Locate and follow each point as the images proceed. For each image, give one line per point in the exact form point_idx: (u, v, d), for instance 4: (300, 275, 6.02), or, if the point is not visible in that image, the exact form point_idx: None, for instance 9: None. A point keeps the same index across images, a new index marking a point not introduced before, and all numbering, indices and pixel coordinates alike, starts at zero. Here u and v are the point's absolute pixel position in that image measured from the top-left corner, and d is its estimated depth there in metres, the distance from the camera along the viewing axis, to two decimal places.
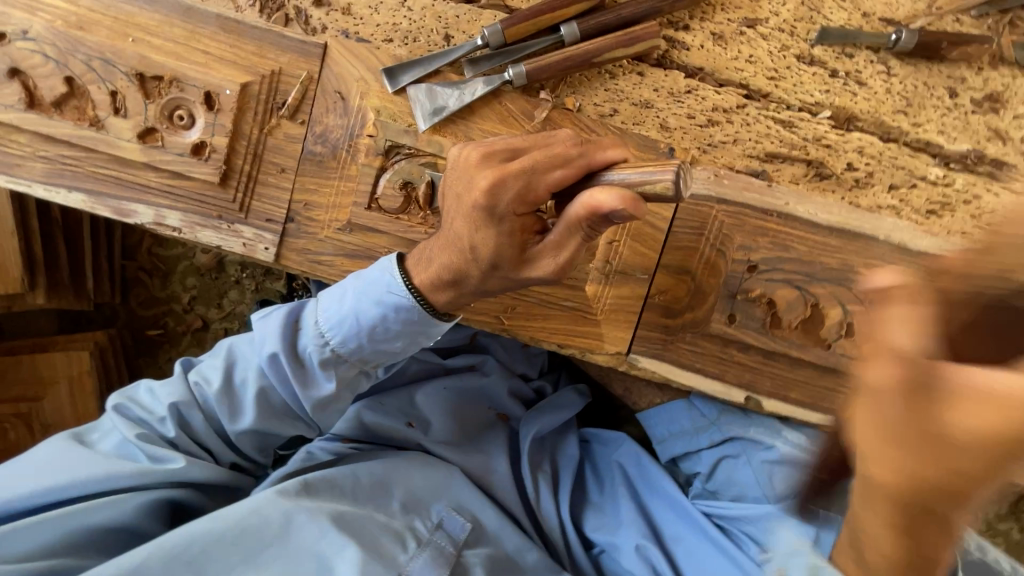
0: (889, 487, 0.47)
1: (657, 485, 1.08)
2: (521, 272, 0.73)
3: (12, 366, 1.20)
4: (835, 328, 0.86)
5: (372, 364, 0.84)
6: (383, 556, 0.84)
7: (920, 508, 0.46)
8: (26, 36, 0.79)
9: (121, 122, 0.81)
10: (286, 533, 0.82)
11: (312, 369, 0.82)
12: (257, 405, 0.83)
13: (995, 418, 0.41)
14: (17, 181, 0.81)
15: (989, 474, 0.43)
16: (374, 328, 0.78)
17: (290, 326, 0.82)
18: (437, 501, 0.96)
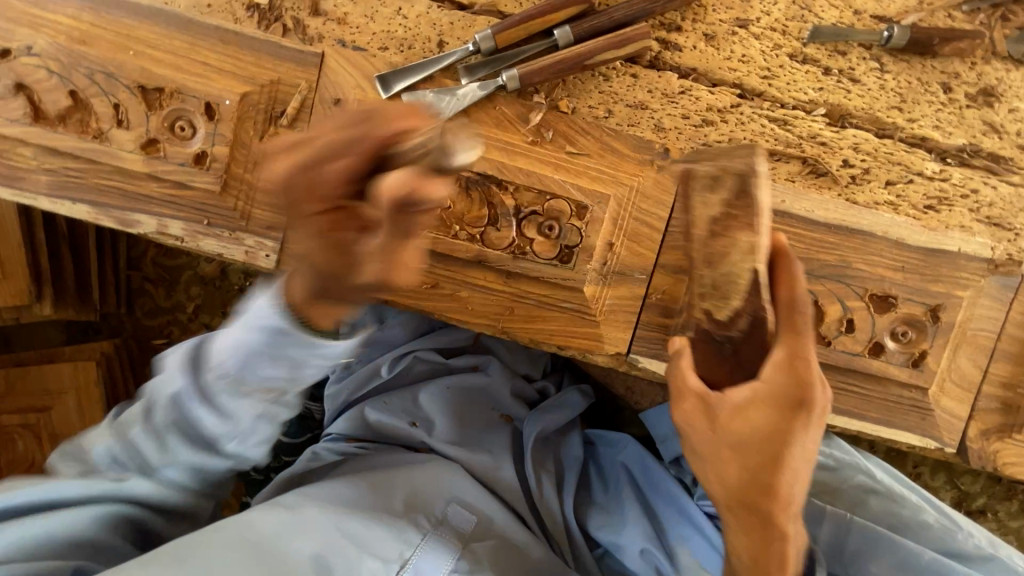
0: (725, 491, 0.76)
1: (661, 485, 1.07)
2: (349, 278, 0.70)
3: (20, 377, 1.22)
4: (835, 324, 0.86)
5: (276, 391, 0.80)
6: (382, 554, 0.87)
7: (746, 504, 0.75)
8: (29, 52, 0.80)
9: (123, 134, 0.82)
10: (288, 532, 0.84)
11: (216, 405, 0.79)
12: (173, 447, 0.82)
13: (766, 414, 0.71)
14: (23, 194, 0.83)
15: (775, 466, 0.72)
16: (264, 355, 0.76)
17: (188, 364, 0.78)
18: (439, 496, 0.96)
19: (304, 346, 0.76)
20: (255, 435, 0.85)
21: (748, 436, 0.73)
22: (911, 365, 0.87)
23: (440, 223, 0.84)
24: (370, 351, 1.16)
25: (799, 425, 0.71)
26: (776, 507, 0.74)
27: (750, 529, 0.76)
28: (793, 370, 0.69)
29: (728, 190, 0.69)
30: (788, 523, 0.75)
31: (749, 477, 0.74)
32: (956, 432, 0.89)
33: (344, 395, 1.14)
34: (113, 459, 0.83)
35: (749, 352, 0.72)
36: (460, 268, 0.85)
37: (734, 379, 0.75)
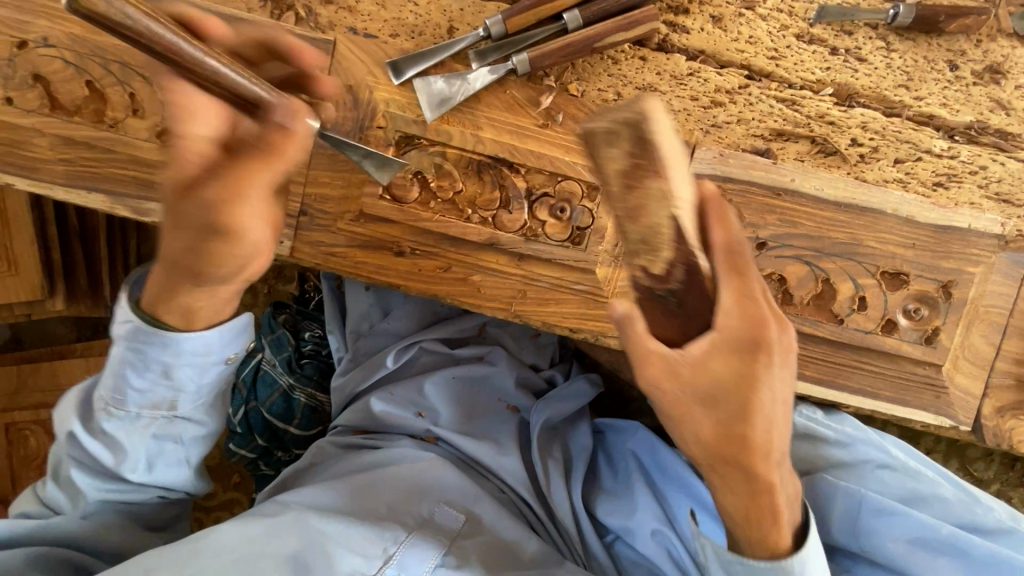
0: (701, 450, 0.70)
1: (671, 471, 1.05)
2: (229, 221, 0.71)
3: (32, 373, 1.22)
4: (847, 302, 0.86)
5: (166, 408, 0.83)
6: (366, 552, 0.88)
7: (726, 460, 0.70)
8: (46, 43, 0.81)
9: (138, 122, 0.83)
10: (273, 534, 0.87)
11: (105, 436, 0.84)
12: (88, 477, 0.86)
13: (728, 358, 0.65)
14: (38, 184, 0.83)
15: (744, 416, 0.67)
16: (143, 375, 0.79)
17: (78, 404, 0.85)
18: (425, 499, 0.98)
19: (158, 345, 0.77)
20: (162, 458, 0.88)
21: (715, 389, 0.66)
22: (925, 343, 0.87)
23: (451, 207, 0.85)
24: (377, 342, 1.16)
25: (760, 368, 0.66)
26: (755, 462, 0.69)
27: (743, 485, 0.71)
28: (750, 309, 0.65)
29: (629, 141, 0.59)
30: (772, 473, 0.71)
31: (728, 435, 0.68)
32: (971, 409, 0.89)
33: (351, 386, 1.14)
34: (86, 488, 0.87)
35: (696, 299, 0.64)
36: (472, 251, 0.86)
37: (684, 333, 0.67)
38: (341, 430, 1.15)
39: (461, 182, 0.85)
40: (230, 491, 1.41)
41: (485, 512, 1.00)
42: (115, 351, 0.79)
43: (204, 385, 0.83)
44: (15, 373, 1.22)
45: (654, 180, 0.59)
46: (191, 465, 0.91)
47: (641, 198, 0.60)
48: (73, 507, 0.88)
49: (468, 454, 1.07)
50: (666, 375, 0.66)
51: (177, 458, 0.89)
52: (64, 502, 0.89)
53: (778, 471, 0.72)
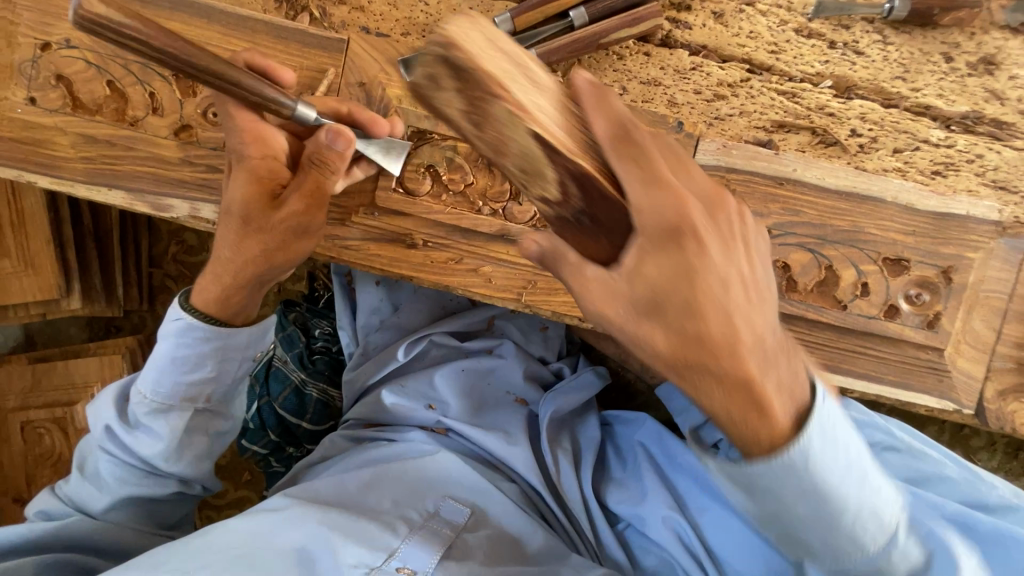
0: (656, 360, 0.55)
1: (679, 459, 1.07)
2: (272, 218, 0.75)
3: (46, 371, 1.23)
4: (850, 288, 0.88)
5: (201, 399, 0.87)
6: (374, 545, 0.85)
7: (684, 367, 0.54)
8: (69, 45, 0.84)
9: (157, 120, 0.85)
10: (277, 530, 0.84)
11: (141, 426, 0.86)
12: (116, 467, 0.87)
13: (653, 253, 0.51)
14: (59, 181, 0.85)
15: (689, 305, 0.52)
16: (185, 366, 0.83)
17: (116, 399, 0.89)
18: (430, 494, 0.98)
19: (204, 340, 0.82)
20: (187, 452, 0.88)
21: (655, 292, 0.52)
22: (927, 327, 0.89)
23: (462, 199, 0.87)
24: (387, 337, 1.18)
25: (689, 249, 0.51)
26: (721, 358, 0.53)
27: (738, 398, 0.55)
28: (662, 192, 0.50)
29: (450, 79, 0.47)
30: (751, 361, 0.54)
31: (685, 344, 0.53)
32: (974, 393, 0.90)
33: (361, 380, 1.16)
34: (114, 479, 0.87)
35: (602, 207, 0.51)
36: (483, 242, 0.88)
37: (617, 247, 0.53)
38: (352, 424, 1.17)
39: (472, 175, 0.87)
40: (240, 489, 1.42)
41: (493, 508, 0.99)
42: (159, 347, 0.84)
43: (239, 376, 0.89)
44: (29, 371, 1.24)
45: (499, 93, 0.46)
46: (212, 459, 0.92)
47: (494, 125, 0.47)
48: (99, 499, 0.89)
49: (477, 446, 1.08)
50: (609, 299, 0.53)
51: (199, 452, 0.89)
52: (89, 494, 0.89)
53: (775, 368, 0.56)
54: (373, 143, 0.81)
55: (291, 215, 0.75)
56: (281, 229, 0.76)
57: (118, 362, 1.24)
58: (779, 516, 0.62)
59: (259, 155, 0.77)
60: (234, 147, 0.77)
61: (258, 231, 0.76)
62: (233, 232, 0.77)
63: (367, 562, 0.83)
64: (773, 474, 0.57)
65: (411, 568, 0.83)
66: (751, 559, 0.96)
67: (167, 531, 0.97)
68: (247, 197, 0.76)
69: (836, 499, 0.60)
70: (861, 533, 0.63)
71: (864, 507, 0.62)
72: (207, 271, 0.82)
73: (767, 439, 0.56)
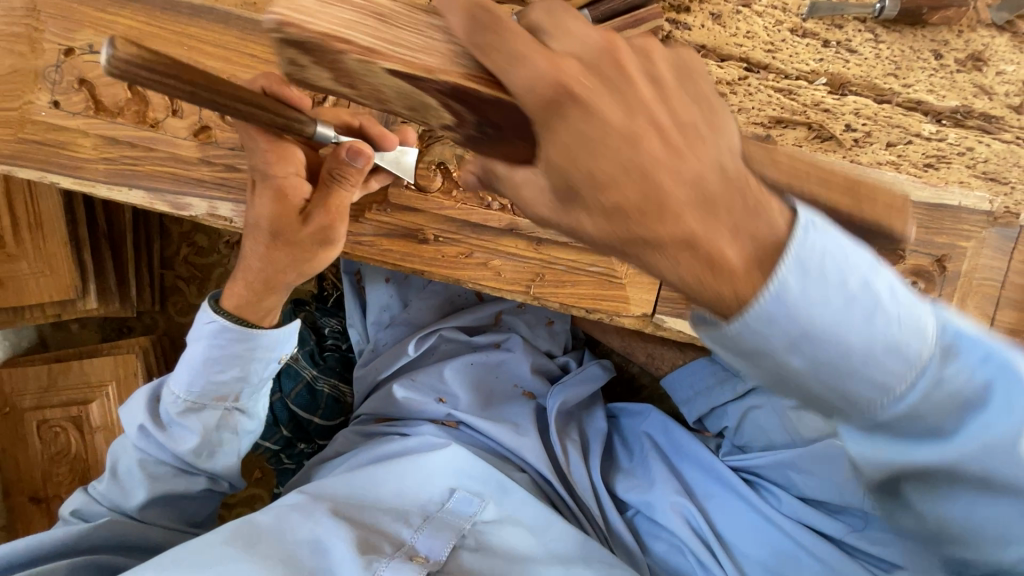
0: (602, 248, 0.48)
1: (686, 449, 1.10)
2: (304, 232, 0.81)
3: (62, 371, 1.25)
4: None
5: (231, 399, 0.89)
6: (388, 534, 0.88)
7: (626, 247, 0.46)
8: (91, 50, 0.87)
9: (177, 122, 0.88)
10: (294, 522, 0.86)
11: (175, 425, 0.88)
12: (150, 466, 0.89)
13: (548, 138, 0.45)
14: (82, 182, 0.88)
15: (608, 174, 0.44)
16: (213, 369, 0.86)
17: (147, 400, 0.91)
18: (443, 485, 0.98)
19: (238, 340, 0.85)
20: (219, 449, 0.91)
21: (570, 174, 0.45)
22: None
23: (472, 194, 0.90)
24: (397, 333, 1.21)
25: (580, 117, 0.45)
26: (658, 224, 0.44)
27: (694, 264, 0.43)
28: (530, 65, 0.44)
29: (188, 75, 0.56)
30: (694, 220, 0.43)
31: (620, 222, 0.45)
32: None
33: (373, 375, 1.19)
34: (148, 478, 0.90)
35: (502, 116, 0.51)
36: (493, 237, 0.91)
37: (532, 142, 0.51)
38: (364, 420, 1.19)
39: None
40: (251, 487, 1.43)
41: (507, 503, 0.96)
42: (193, 348, 0.86)
43: (268, 376, 0.91)
44: (45, 371, 1.25)
45: (340, 46, 0.47)
46: (241, 457, 0.95)
47: (359, 77, 0.51)
48: (132, 498, 0.90)
49: (489, 437, 1.09)
50: (540, 198, 0.48)
51: (229, 450, 0.92)
52: (122, 493, 0.91)
53: (729, 212, 0.44)
54: (384, 155, 0.82)
55: (321, 228, 0.81)
56: (310, 240, 0.81)
57: (133, 361, 1.27)
58: (785, 382, 0.47)
59: (284, 172, 0.79)
60: (258, 164, 0.79)
61: (290, 244, 0.81)
62: (264, 245, 0.81)
63: (380, 548, 0.84)
64: (743, 335, 0.44)
65: (424, 556, 0.85)
66: (759, 542, 0.98)
67: (194, 528, 0.99)
68: (277, 213, 0.80)
69: (829, 346, 0.44)
70: (878, 379, 0.45)
71: (880, 348, 0.44)
72: (235, 276, 0.86)
73: (734, 304, 0.43)
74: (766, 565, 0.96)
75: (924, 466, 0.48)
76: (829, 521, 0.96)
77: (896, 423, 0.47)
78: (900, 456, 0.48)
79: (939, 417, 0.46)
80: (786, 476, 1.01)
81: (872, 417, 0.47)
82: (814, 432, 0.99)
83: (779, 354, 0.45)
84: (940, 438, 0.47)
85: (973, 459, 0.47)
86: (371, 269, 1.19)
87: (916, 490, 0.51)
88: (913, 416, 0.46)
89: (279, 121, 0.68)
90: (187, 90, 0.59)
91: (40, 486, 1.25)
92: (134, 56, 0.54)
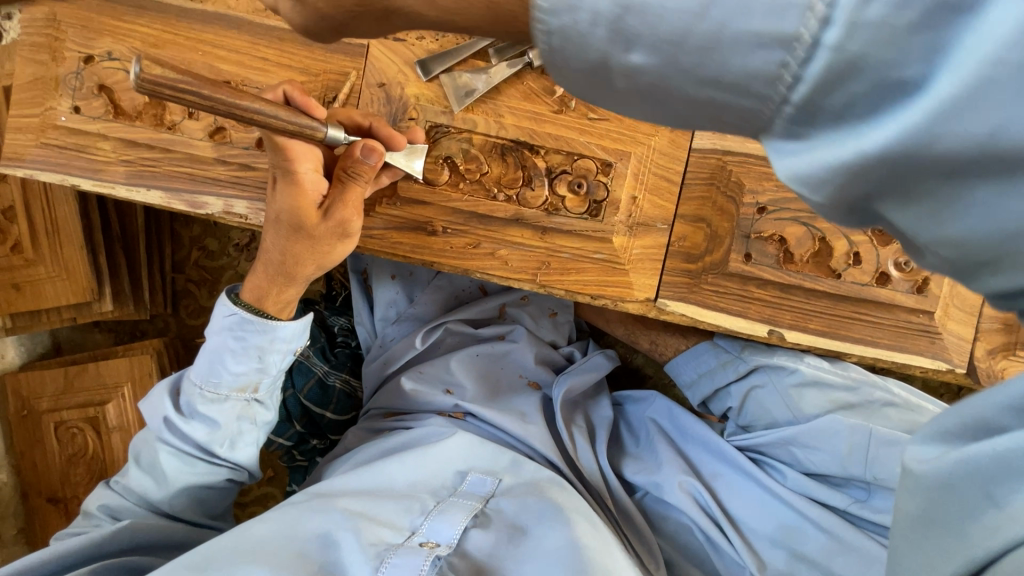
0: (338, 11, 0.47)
1: (692, 431, 1.13)
2: (322, 226, 0.84)
3: (79, 373, 1.28)
4: (843, 258, 0.95)
5: (251, 390, 0.92)
6: (396, 524, 0.86)
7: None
8: (110, 57, 0.91)
9: (194, 124, 0.92)
10: (305, 517, 0.86)
11: (197, 415, 0.91)
12: (173, 457, 0.92)
13: None
14: (101, 184, 0.92)
15: None
16: (234, 360, 0.89)
17: (169, 393, 0.93)
18: (456, 471, 1.00)
19: (258, 332, 0.88)
20: (240, 438, 0.95)
21: None
22: (916, 291, 0.95)
23: (479, 186, 0.94)
24: (404, 328, 1.23)
25: None
26: None
27: None
28: None
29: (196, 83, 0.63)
30: None
31: None
32: (965, 353, 0.96)
33: (382, 369, 1.22)
34: (171, 470, 0.92)
35: None
36: (500, 227, 0.94)
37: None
38: (373, 415, 1.21)
39: (487, 164, 0.93)
40: (264, 486, 1.45)
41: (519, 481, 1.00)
42: (214, 339, 0.89)
43: (285, 367, 0.94)
44: (61, 374, 1.28)
45: None
46: (259, 447, 0.98)
47: None
48: (158, 490, 0.94)
49: (495, 425, 1.11)
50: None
51: (251, 441, 0.96)
52: (149, 486, 0.94)
53: None
54: (395, 156, 0.88)
55: (338, 221, 0.84)
56: (328, 233, 0.85)
57: (149, 362, 1.30)
58: (653, 96, 0.37)
59: (304, 168, 0.83)
60: (279, 162, 0.82)
61: (310, 237, 0.85)
62: (285, 237, 0.85)
63: (388, 539, 0.83)
64: (557, 44, 0.36)
65: (434, 541, 0.83)
66: (765, 516, 1.02)
67: (213, 520, 1.02)
68: (299, 207, 0.83)
69: (667, 16, 0.33)
70: (755, 31, 0.31)
71: None
72: (256, 268, 0.90)
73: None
74: (773, 537, 1.01)
75: (886, 159, 0.31)
76: (831, 492, 1.00)
77: (819, 103, 0.32)
78: (851, 155, 0.32)
79: (896, 52, 0.29)
80: (791, 453, 1.04)
81: (784, 105, 0.33)
82: (814, 408, 1.03)
83: (610, 54, 0.36)
84: (904, 96, 0.30)
85: (960, 111, 0.29)
86: (377, 266, 1.21)
87: (906, 216, 0.34)
88: (843, 76, 0.31)
89: (291, 128, 0.72)
90: (208, 105, 0.64)
91: (58, 487, 1.28)
92: (160, 77, 0.59)
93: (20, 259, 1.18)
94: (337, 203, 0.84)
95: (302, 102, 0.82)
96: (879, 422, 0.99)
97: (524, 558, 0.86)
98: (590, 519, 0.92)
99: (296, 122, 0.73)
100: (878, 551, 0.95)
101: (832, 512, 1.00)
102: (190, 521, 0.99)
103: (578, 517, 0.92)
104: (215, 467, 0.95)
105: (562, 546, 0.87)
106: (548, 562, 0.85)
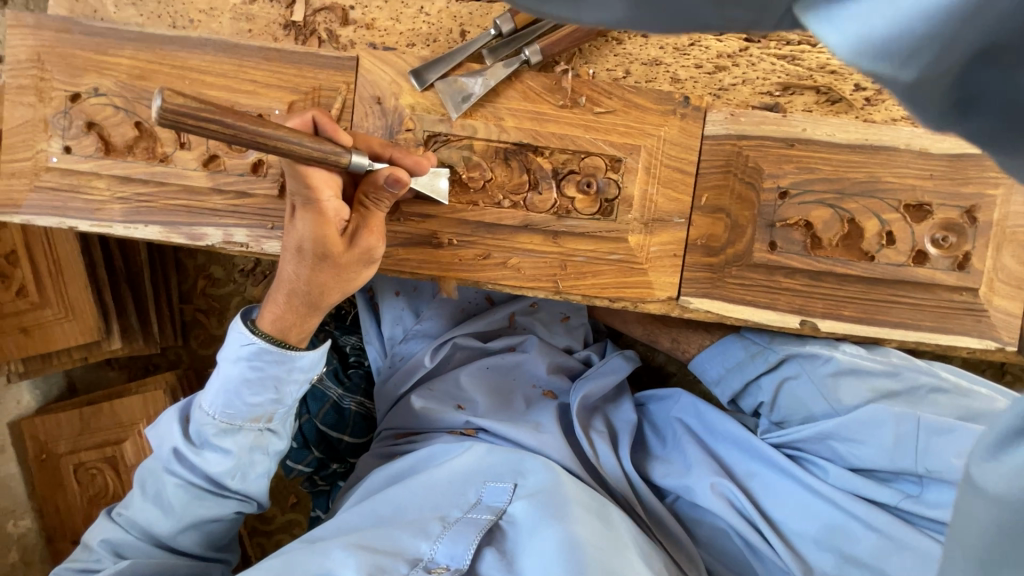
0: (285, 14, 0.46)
1: (720, 429, 1.07)
2: (346, 254, 0.81)
3: (93, 415, 1.27)
4: (875, 238, 0.89)
5: (264, 420, 0.89)
6: (402, 551, 0.81)
7: None
8: (96, 93, 0.88)
9: (186, 154, 0.89)
10: (307, 556, 0.80)
11: (210, 446, 0.89)
12: (180, 490, 0.89)
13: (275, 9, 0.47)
14: (99, 223, 0.90)
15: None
16: (247, 389, 0.86)
17: (179, 421, 0.91)
18: (471, 483, 0.95)
19: (275, 362, 0.85)
20: (251, 469, 0.91)
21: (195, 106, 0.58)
22: (957, 268, 0.89)
23: (483, 195, 0.90)
24: (412, 346, 1.19)
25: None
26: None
27: None
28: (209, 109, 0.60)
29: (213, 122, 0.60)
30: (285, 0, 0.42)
31: None
32: (1016, 330, 0.90)
33: (394, 390, 1.18)
34: (179, 502, 0.89)
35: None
36: (510, 235, 0.90)
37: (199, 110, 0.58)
38: (387, 437, 1.17)
39: (490, 170, 0.90)
40: (288, 512, 1.43)
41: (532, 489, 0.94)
42: (225, 368, 0.86)
43: (300, 398, 0.91)
44: (77, 417, 1.27)
45: None
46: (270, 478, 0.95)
47: None
48: (163, 523, 0.91)
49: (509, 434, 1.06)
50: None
51: (262, 471, 0.93)
52: (152, 519, 0.91)
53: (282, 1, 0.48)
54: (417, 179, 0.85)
55: (363, 248, 0.82)
56: (354, 260, 0.82)
57: (161, 398, 1.28)
58: None
59: (325, 196, 0.78)
60: (298, 190, 0.78)
61: (334, 265, 0.81)
62: (307, 266, 0.81)
63: (391, 568, 0.78)
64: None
65: (444, 566, 0.79)
66: (808, 517, 0.97)
67: (217, 553, 0.99)
68: (322, 235, 0.79)
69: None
70: None
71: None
72: (274, 298, 0.86)
73: None
74: (817, 539, 0.95)
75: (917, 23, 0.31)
76: (878, 487, 0.95)
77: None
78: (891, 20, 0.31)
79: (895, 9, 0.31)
80: (831, 448, 0.99)
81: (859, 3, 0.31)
82: (856, 398, 0.97)
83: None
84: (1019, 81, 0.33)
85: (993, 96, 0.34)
86: (381, 283, 1.18)
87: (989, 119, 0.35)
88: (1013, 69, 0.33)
89: (316, 155, 0.70)
90: (230, 133, 0.62)
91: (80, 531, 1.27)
92: (183, 106, 0.57)
93: (26, 302, 1.17)
94: (359, 230, 0.81)
95: (330, 130, 0.78)
96: (925, 410, 0.94)
97: (529, 561, 0.82)
98: (602, 522, 0.88)
99: (320, 149, 0.71)
100: (934, 549, 0.90)
101: (883, 509, 0.95)
102: (197, 556, 0.96)
103: (586, 519, 0.86)
104: (224, 499, 0.92)
105: (562, 544, 0.80)
106: (545, 563, 0.79)
